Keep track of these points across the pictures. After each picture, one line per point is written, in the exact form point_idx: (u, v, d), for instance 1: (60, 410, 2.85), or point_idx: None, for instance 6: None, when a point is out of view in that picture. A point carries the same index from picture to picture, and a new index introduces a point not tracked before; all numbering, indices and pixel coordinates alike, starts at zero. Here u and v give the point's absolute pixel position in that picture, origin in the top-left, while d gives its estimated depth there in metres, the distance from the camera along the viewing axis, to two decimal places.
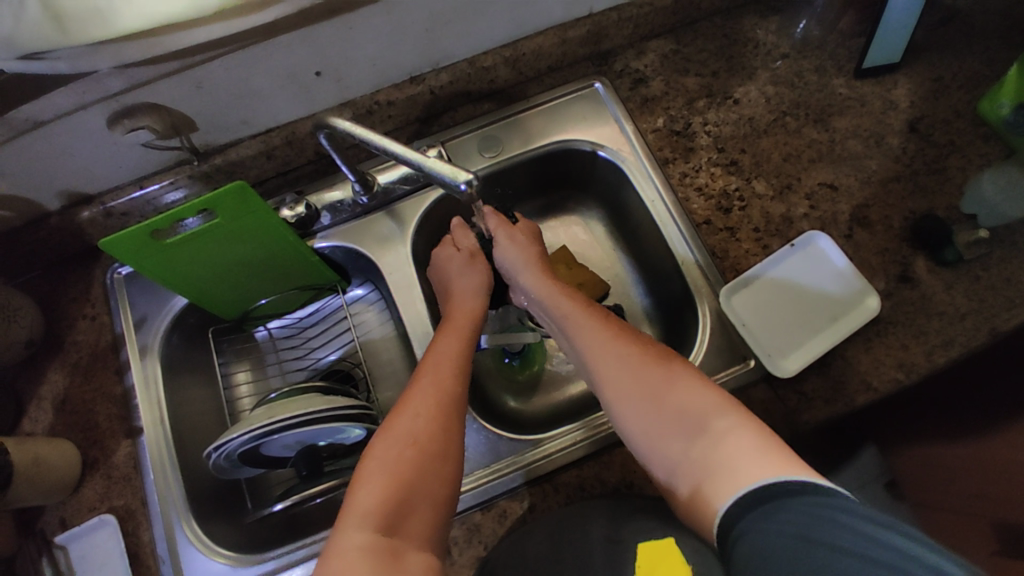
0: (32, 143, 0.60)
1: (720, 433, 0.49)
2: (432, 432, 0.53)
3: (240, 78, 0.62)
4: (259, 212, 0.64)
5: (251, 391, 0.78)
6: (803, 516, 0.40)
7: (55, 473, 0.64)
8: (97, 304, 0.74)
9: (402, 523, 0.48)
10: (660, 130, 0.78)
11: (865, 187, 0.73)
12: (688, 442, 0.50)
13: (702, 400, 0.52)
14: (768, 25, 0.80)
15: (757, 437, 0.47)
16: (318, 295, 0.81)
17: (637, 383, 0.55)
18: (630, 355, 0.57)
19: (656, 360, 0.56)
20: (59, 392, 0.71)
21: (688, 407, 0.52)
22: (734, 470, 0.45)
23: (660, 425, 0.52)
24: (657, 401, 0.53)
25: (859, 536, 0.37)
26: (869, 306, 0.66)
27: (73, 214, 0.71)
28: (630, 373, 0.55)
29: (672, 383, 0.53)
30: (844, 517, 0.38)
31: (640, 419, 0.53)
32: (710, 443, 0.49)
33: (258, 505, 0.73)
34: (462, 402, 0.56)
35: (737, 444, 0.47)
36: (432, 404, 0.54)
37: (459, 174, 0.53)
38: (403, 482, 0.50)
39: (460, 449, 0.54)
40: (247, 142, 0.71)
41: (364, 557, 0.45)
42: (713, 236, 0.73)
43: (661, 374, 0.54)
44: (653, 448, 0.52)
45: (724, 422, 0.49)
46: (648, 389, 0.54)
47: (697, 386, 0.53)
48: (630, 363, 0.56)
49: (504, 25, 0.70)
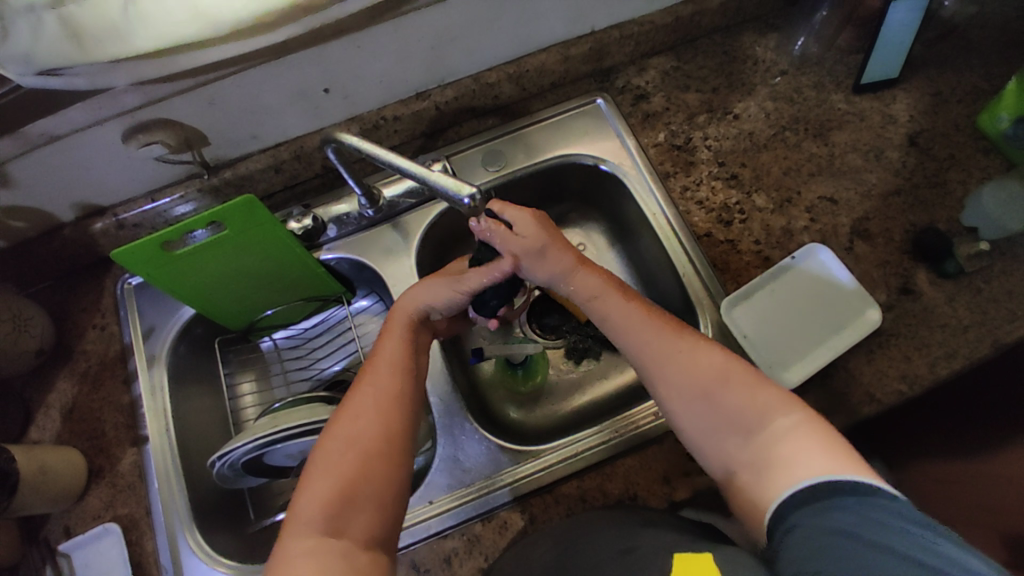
0: (48, 156, 0.62)
1: (778, 429, 0.49)
2: (374, 432, 0.53)
3: (251, 93, 0.64)
4: (267, 224, 0.66)
5: (255, 401, 0.79)
6: (830, 517, 0.42)
7: (61, 480, 0.64)
8: (107, 314, 0.76)
9: (347, 523, 0.49)
10: (661, 145, 0.79)
11: (865, 200, 0.74)
12: (742, 437, 0.51)
13: (758, 397, 0.52)
14: (767, 43, 0.82)
15: (819, 435, 0.48)
16: (323, 306, 0.82)
17: (687, 377, 0.54)
18: (673, 346, 0.56)
19: (701, 351, 0.55)
20: (68, 401, 0.72)
21: (738, 403, 0.52)
22: (793, 463, 0.46)
23: (712, 422, 0.53)
24: (707, 394, 0.53)
25: (881, 533, 0.39)
26: (870, 319, 0.66)
27: (86, 225, 0.73)
28: (677, 367, 0.55)
29: (722, 377, 0.54)
30: (885, 517, 0.40)
31: (690, 413, 0.54)
32: (772, 438, 0.49)
33: (261, 515, 0.74)
34: (406, 399, 0.56)
35: (800, 439, 0.47)
36: (372, 407, 0.55)
37: (462, 187, 0.54)
38: (343, 484, 0.50)
39: (407, 446, 0.54)
40: (256, 157, 0.73)
41: (308, 563, 0.46)
42: (714, 249, 0.74)
43: (711, 370, 0.54)
44: (704, 440, 0.53)
45: (783, 419, 0.50)
46: (693, 384, 0.54)
47: (754, 382, 0.53)
48: (675, 356, 0.56)
49: (508, 42, 0.72)
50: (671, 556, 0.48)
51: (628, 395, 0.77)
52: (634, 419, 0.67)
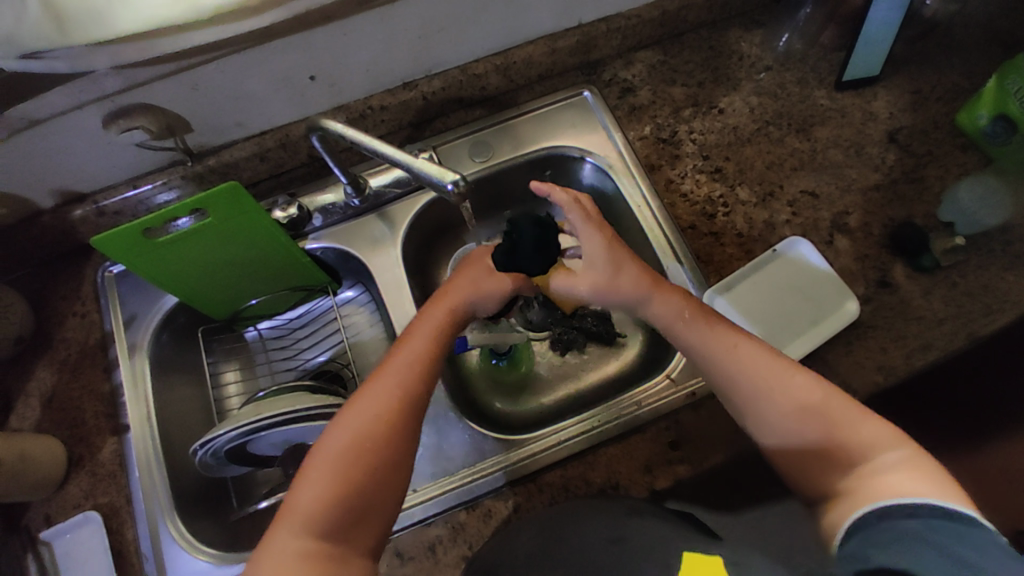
0: (28, 140, 0.61)
1: (889, 464, 0.48)
2: (378, 436, 0.53)
3: (235, 80, 0.63)
4: (252, 213, 0.65)
5: (239, 390, 0.78)
6: (880, 519, 0.43)
7: (42, 468, 0.63)
8: (87, 302, 0.75)
9: (343, 528, 0.49)
10: (647, 138, 0.80)
11: (845, 195, 0.75)
12: (840, 467, 0.50)
13: (867, 430, 0.51)
14: (752, 38, 0.83)
15: (934, 472, 0.46)
16: (309, 296, 0.82)
17: (790, 404, 0.53)
18: (777, 369, 0.55)
19: (805, 378, 0.54)
20: (47, 389, 0.71)
21: (841, 431, 0.51)
22: (892, 488, 0.45)
23: (808, 447, 0.52)
24: (806, 419, 0.52)
25: (932, 535, 0.40)
26: (849, 310, 0.68)
27: (66, 212, 0.71)
28: (781, 387, 0.54)
29: (823, 406, 0.53)
30: (954, 526, 0.40)
31: (780, 434, 0.54)
32: (879, 472, 0.48)
33: (244, 503, 0.73)
34: (412, 410, 0.56)
35: (909, 472, 0.46)
36: (376, 408, 0.54)
37: (446, 174, 0.54)
38: (340, 486, 0.50)
39: (402, 451, 0.53)
40: (240, 145, 0.72)
41: (292, 561, 0.47)
42: (698, 241, 0.75)
43: (815, 400, 0.53)
44: (801, 462, 0.52)
45: (894, 455, 0.48)
46: (793, 409, 0.53)
47: (861, 414, 0.52)
48: (782, 378, 0.55)
49: (496, 33, 0.72)
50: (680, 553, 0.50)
51: (612, 386, 0.78)
52: (617, 409, 0.68)
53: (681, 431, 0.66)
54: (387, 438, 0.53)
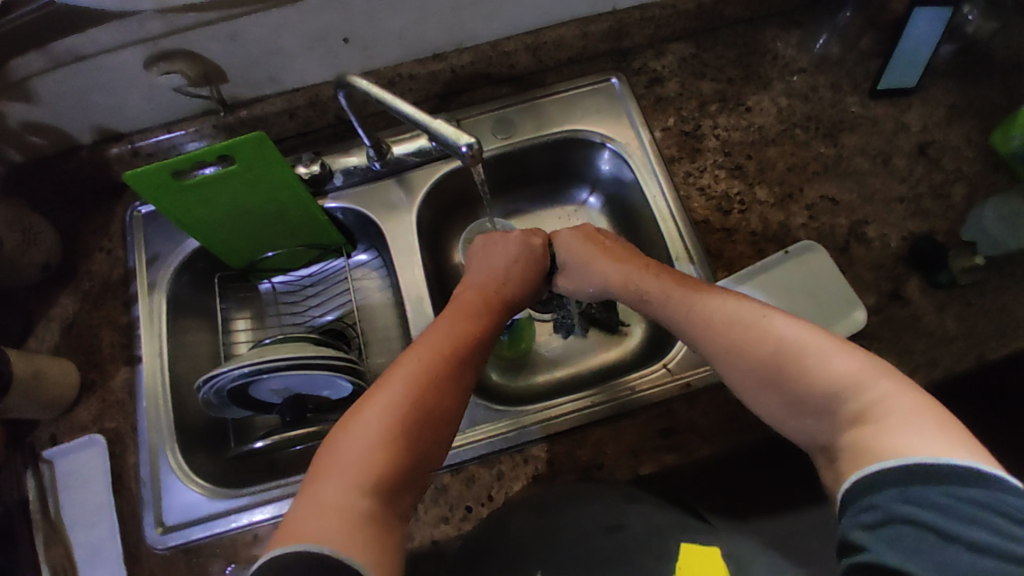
0: (71, 74, 0.64)
1: (869, 404, 0.44)
2: (423, 403, 0.52)
3: (270, 35, 0.66)
4: (275, 164, 0.68)
5: (249, 338, 0.81)
6: (881, 492, 0.39)
7: (54, 388, 0.67)
8: (114, 239, 0.77)
9: (388, 490, 0.48)
10: (670, 130, 0.79)
11: (866, 204, 0.74)
12: (817, 411, 0.47)
13: (850, 367, 0.46)
14: (789, 38, 0.82)
15: (918, 413, 0.42)
16: (323, 256, 0.84)
17: (759, 362, 0.50)
18: (752, 319, 0.52)
19: (779, 320, 0.51)
20: (68, 315, 0.74)
21: (819, 374, 0.47)
22: (875, 444, 0.41)
23: (793, 409, 0.48)
24: (776, 367, 0.49)
25: (933, 515, 0.36)
26: (856, 319, 0.67)
27: (103, 149, 0.75)
28: (753, 339, 0.51)
29: (791, 352, 0.49)
30: (965, 498, 0.36)
31: (754, 386, 0.50)
32: (861, 418, 0.43)
33: (241, 443, 0.76)
34: (459, 382, 0.56)
35: (895, 415, 0.42)
36: (423, 376, 0.54)
37: (461, 137, 0.55)
38: (387, 450, 0.49)
39: (445, 420, 0.53)
40: (272, 100, 0.74)
41: (344, 518, 0.45)
42: (710, 236, 0.74)
43: (792, 341, 0.49)
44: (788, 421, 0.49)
45: (872, 393, 0.44)
46: (766, 369, 0.49)
47: (837, 348, 0.48)
48: (753, 332, 0.51)
49: (529, 11, 0.73)
50: (679, 545, 0.56)
51: (606, 373, 0.79)
52: (611, 391, 0.68)
53: (673, 420, 0.66)
54: (436, 406, 0.53)
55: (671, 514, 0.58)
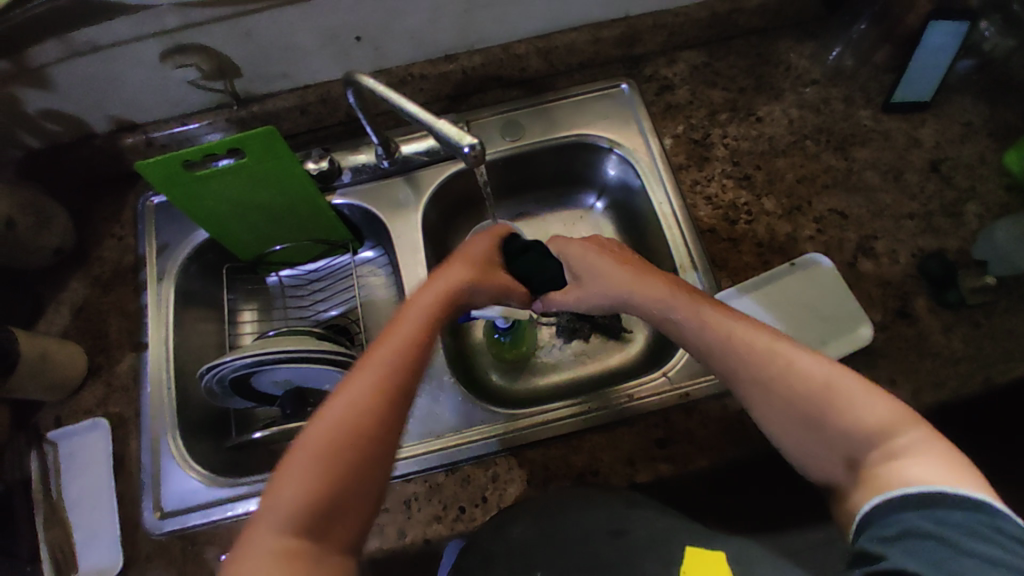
0: (89, 64, 0.65)
1: (899, 446, 0.45)
2: (356, 430, 0.47)
3: (284, 31, 0.67)
4: (286, 159, 0.68)
5: (255, 329, 0.82)
6: (900, 512, 0.41)
7: (61, 371, 0.68)
8: (126, 226, 0.79)
9: (319, 527, 0.44)
10: (679, 138, 0.79)
11: (875, 219, 0.73)
12: (846, 446, 0.47)
13: (880, 409, 0.47)
14: (803, 50, 0.81)
15: (942, 454, 0.43)
16: (330, 251, 0.85)
17: (791, 393, 0.50)
18: (779, 353, 0.52)
19: (806, 358, 0.51)
20: (78, 300, 0.75)
21: (850, 413, 0.48)
22: (896, 472, 0.43)
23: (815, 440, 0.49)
24: (804, 406, 0.50)
25: (944, 529, 0.38)
26: (862, 335, 0.66)
27: (118, 138, 0.76)
28: (786, 372, 0.51)
29: (822, 387, 0.49)
30: (979, 522, 0.38)
31: (780, 421, 0.51)
32: (887, 455, 0.45)
33: (242, 433, 0.76)
34: (397, 403, 0.49)
35: (925, 456, 0.43)
36: (356, 402, 0.48)
37: (463, 137, 0.55)
38: (312, 485, 0.45)
39: (383, 446, 0.48)
40: (284, 96, 0.75)
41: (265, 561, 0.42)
42: (715, 245, 0.74)
43: (818, 377, 0.50)
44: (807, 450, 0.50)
45: (901, 435, 0.45)
46: (798, 400, 0.50)
47: (864, 392, 0.48)
48: (787, 364, 0.51)
49: (540, 14, 0.74)
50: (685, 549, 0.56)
51: (607, 379, 0.79)
52: (610, 398, 0.68)
53: (670, 429, 0.65)
54: (371, 431, 0.47)
55: (664, 523, 0.58)
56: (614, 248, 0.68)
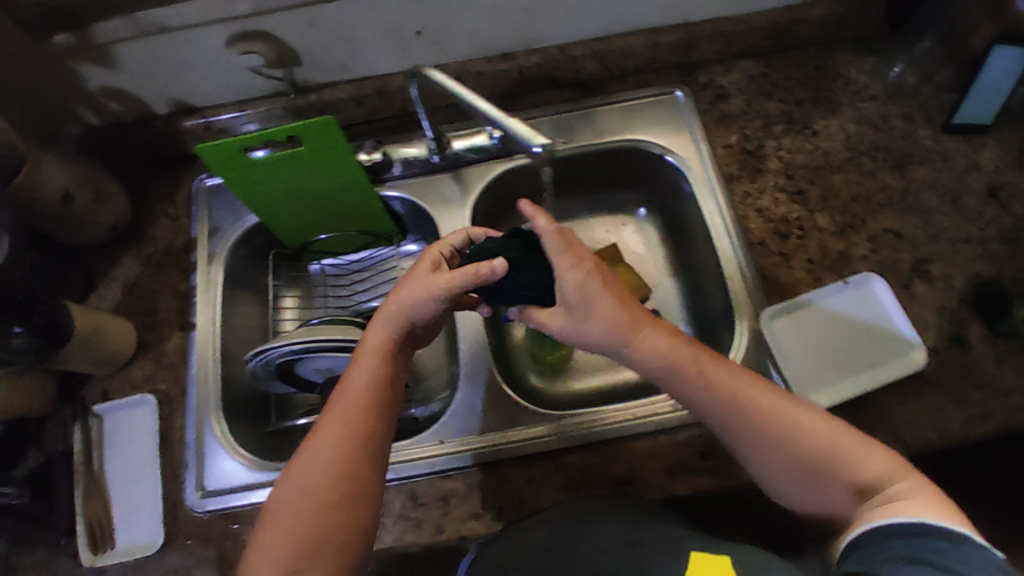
0: (156, 46, 0.67)
1: (889, 490, 0.48)
2: (327, 479, 0.53)
3: (348, 23, 0.67)
4: (340, 149, 0.69)
5: (296, 316, 0.83)
6: (883, 539, 0.44)
7: (111, 345, 0.70)
8: (179, 207, 0.80)
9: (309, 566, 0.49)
10: (732, 147, 0.78)
11: (930, 241, 0.72)
12: (841, 490, 0.50)
13: (862, 457, 0.50)
14: (863, 65, 0.80)
15: (930, 493, 0.46)
16: (374, 243, 0.86)
17: (786, 441, 0.52)
18: (781, 407, 0.54)
19: (800, 411, 0.53)
20: (129, 277, 0.77)
21: (843, 461, 0.50)
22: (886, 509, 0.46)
23: (808, 484, 0.51)
24: (809, 456, 0.51)
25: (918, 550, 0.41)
26: (915, 359, 0.65)
27: (177, 120, 0.77)
28: (784, 422, 0.53)
29: (817, 437, 0.52)
30: (953, 547, 0.41)
31: (781, 470, 0.52)
32: (879, 499, 0.47)
33: (281, 419, 0.77)
34: (361, 446, 0.54)
35: (911, 497, 0.46)
36: (325, 455, 0.54)
37: (535, 136, 0.51)
38: (294, 534, 0.50)
39: (354, 486, 0.53)
40: (341, 86, 0.76)
41: None
42: (765, 258, 0.73)
43: (810, 428, 0.52)
44: (798, 494, 0.52)
45: (898, 483, 0.48)
46: (796, 449, 0.52)
47: (862, 444, 0.51)
48: (784, 415, 0.53)
49: (600, 17, 0.74)
50: (689, 554, 0.52)
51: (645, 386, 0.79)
52: (653, 406, 0.67)
53: (713, 442, 0.65)
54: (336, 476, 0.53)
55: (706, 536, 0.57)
56: (602, 268, 0.58)
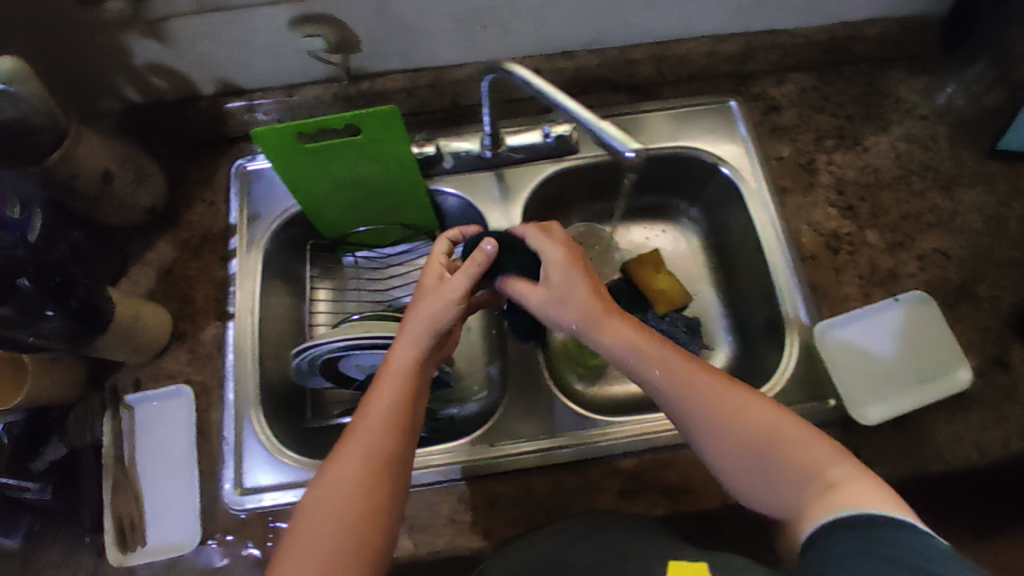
0: (212, 23, 0.64)
1: (833, 480, 0.47)
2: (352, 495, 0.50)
3: (414, 12, 0.65)
4: (397, 140, 0.67)
5: (329, 309, 0.81)
6: (835, 536, 0.43)
7: (148, 333, 0.67)
8: (217, 192, 0.77)
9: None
10: (784, 160, 0.78)
11: (977, 263, 0.73)
12: (793, 483, 0.49)
13: (811, 445, 0.49)
14: (913, 84, 0.81)
15: (870, 482, 0.45)
16: (413, 237, 0.82)
17: (746, 431, 0.51)
18: (738, 396, 0.53)
19: (756, 401, 0.52)
20: (164, 262, 0.74)
21: (795, 452, 0.49)
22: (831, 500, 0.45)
23: (762, 477, 0.50)
24: (765, 447, 0.50)
25: (869, 544, 0.40)
26: (961, 378, 0.65)
27: (222, 102, 0.74)
28: (749, 416, 0.52)
29: (776, 429, 0.51)
30: (908, 540, 0.39)
31: (738, 463, 0.51)
32: (824, 487, 0.47)
33: (317, 417, 0.75)
34: (386, 460, 0.52)
35: (855, 486, 0.45)
36: (353, 472, 0.51)
37: (629, 140, 0.51)
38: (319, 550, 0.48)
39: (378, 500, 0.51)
40: (395, 76, 0.74)
41: None
42: (817, 272, 0.73)
43: (765, 419, 0.51)
44: (756, 489, 0.50)
45: (840, 470, 0.47)
46: (750, 438, 0.51)
47: (806, 432, 0.51)
48: (745, 408, 0.52)
49: (663, 22, 0.73)
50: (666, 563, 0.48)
51: None
52: None
53: None
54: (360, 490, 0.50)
55: None
56: (582, 258, 0.62)
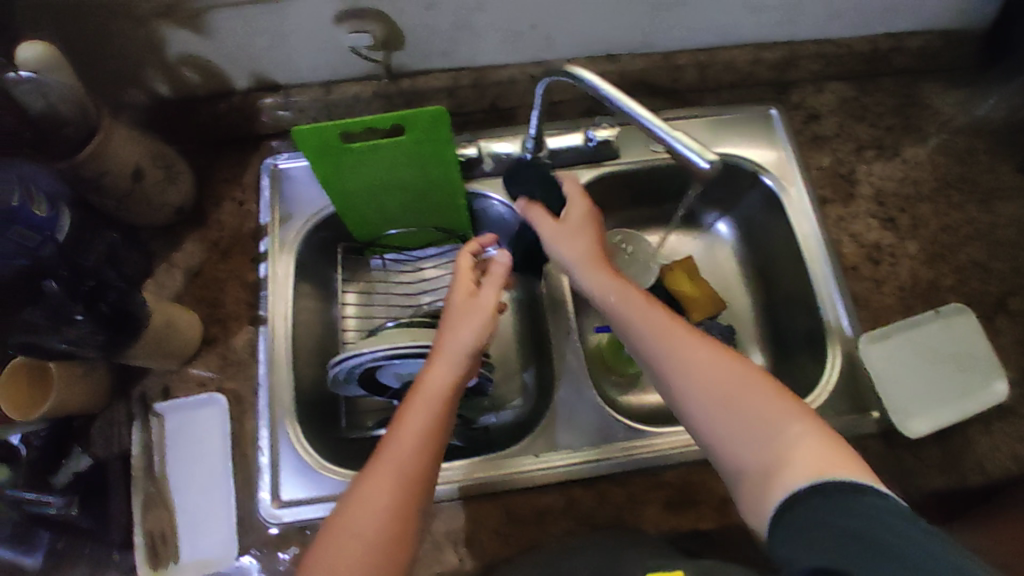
0: (254, 16, 0.61)
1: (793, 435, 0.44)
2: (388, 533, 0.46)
3: (466, 10, 0.63)
4: (442, 142, 0.64)
5: (357, 315, 0.78)
6: (797, 507, 0.40)
7: (180, 339, 0.64)
8: (247, 191, 0.74)
9: None
10: (825, 169, 0.78)
11: (1015, 276, 0.73)
12: (755, 435, 0.45)
13: (773, 401, 0.47)
14: (952, 96, 0.81)
15: (830, 445, 0.43)
16: (445, 241, 0.79)
17: (711, 377, 0.48)
18: (716, 353, 0.50)
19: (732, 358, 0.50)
20: (192, 263, 0.71)
21: (759, 404, 0.46)
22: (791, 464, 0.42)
23: (731, 427, 0.46)
24: (730, 396, 0.47)
25: (841, 521, 0.38)
26: (999, 390, 0.66)
27: (256, 97, 0.72)
28: (725, 369, 0.49)
29: (742, 379, 0.48)
30: (881, 515, 0.37)
31: (706, 413, 0.48)
32: (786, 444, 0.44)
33: (351, 426, 0.73)
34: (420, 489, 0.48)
35: (814, 447, 0.43)
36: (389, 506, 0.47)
37: (705, 151, 0.49)
38: None
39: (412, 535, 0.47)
40: (437, 75, 0.72)
41: None
42: (858, 283, 0.73)
43: (728, 370, 0.49)
44: (722, 442, 0.46)
45: (799, 425, 0.44)
46: (716, 386, 0.48)
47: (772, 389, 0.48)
48: (718, 361, 0.50)
49: (712, 28, 0.72)
50: None
51: None
52: None
53: None
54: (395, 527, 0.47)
55: None
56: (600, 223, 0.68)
